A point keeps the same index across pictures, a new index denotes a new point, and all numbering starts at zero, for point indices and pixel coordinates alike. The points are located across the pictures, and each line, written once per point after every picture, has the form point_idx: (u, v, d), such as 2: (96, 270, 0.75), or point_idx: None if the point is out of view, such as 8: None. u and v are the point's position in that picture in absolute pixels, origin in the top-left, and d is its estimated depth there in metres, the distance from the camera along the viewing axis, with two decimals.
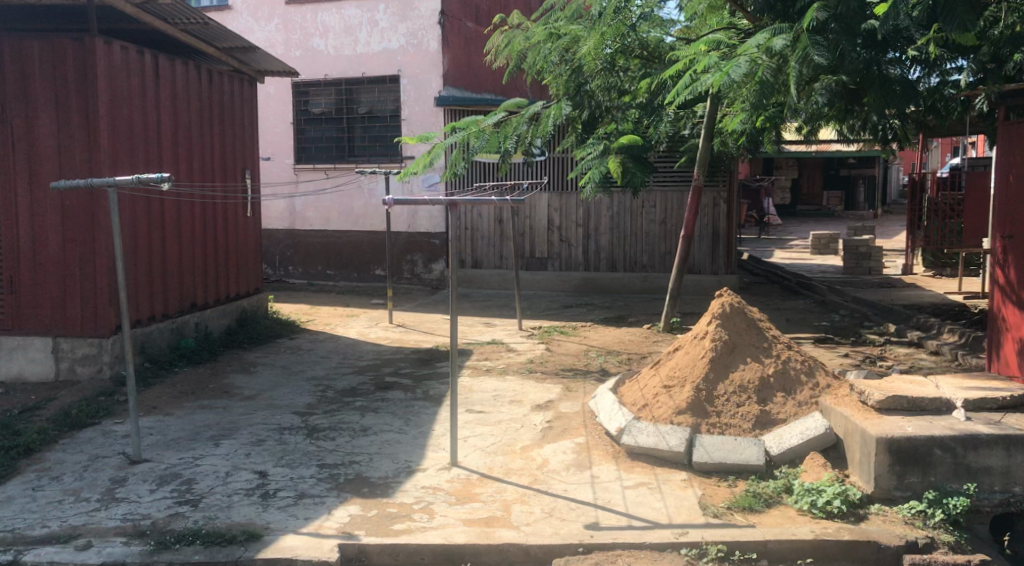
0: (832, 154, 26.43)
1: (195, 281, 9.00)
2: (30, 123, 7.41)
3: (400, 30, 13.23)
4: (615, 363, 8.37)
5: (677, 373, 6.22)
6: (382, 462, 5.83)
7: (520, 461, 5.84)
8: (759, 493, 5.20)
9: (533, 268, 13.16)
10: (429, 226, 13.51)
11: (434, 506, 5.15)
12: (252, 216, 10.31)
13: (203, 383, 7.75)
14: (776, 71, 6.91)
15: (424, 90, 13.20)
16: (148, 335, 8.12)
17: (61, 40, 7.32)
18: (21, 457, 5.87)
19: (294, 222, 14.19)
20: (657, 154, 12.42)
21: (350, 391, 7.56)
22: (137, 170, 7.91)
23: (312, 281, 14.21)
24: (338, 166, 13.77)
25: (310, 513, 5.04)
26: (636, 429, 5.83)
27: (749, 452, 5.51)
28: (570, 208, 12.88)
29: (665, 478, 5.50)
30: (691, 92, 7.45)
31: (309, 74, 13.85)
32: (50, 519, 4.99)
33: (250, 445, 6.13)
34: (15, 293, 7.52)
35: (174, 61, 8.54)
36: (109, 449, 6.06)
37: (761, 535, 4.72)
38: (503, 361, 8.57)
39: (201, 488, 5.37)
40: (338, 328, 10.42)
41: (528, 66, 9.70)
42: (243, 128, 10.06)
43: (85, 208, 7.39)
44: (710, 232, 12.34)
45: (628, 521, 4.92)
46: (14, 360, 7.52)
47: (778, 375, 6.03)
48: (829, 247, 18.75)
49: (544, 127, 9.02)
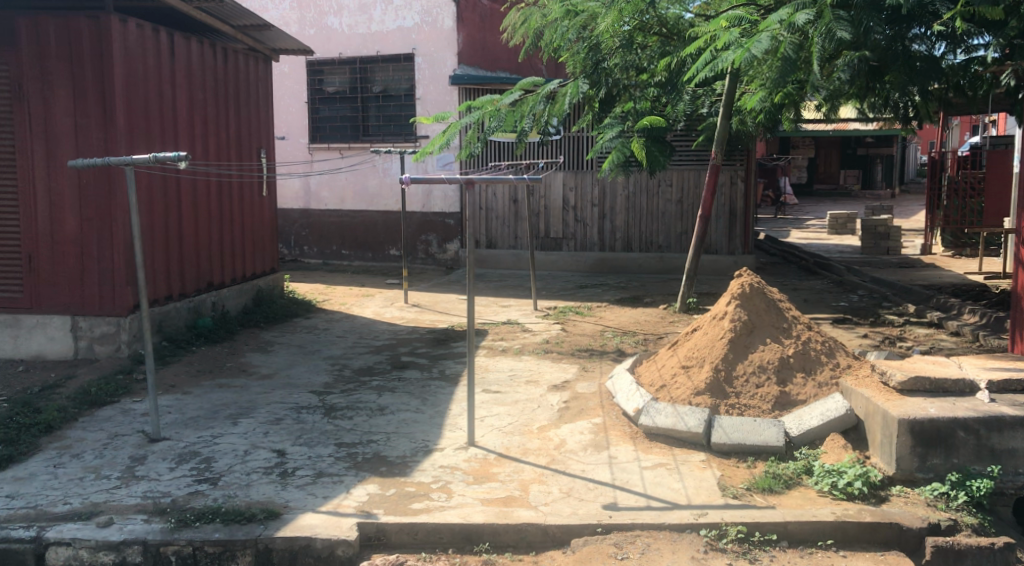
0: (847, 134, 26.23)
1: (211, 261, 9.00)
2: (46, 103, 7.38)
3: (415, 7, 13.10)
4: (632, 344, 8.33)
5: (696, 353, 6.19)
6: (399, 442, 5.83)
7: (537, 442, 5.83)
8: (779, 474, 5.16)
9: (547, 247, 13.12)
10: (443, 206, 13.44)
11: (452, 486, 5.14)
12: (267, 195, 10.28)
13: (222, 361, 7.79)
14: (798, 47, 6.83)
15: (438, 68, 13.10)
16: (166, 314, 8.13)
17: (76, 18, 7.28)
18: (41, 435, 5.91)
19: (309, 202, 14.20)
20: (675, 134, 12.32)
21: (366, 370, 7.59)
22: (153, 148, 7.90)
23: (328, 260, 14.24)
24: (353, 147, 13.72)
25: (328, 492, 5.05)
26: (654, 410, 5.80)
27: (768, 433, 5.46)
28: (586, 187, 12.81)
29: (684, 459, 5.47)
30: (711, 69, 7.34)
31: (323, 52, 13.78)
32: (71, 496, 5.02)
33: (268, 424, 6.14)
34: (33, 270, 7.54)
35: (189, 39, 8.49)
36: (127, 427, 6.09)
37: (782, 516, 4.69)
38: (520, 342, 8.54)
39: (219, 467, 5.39)
40: (353, 308, 10.46)
41: (545, 44, 9.54)
42: (258, 105, 10.01)
43: (102, 186, 7.39)
44: (728, 212, 12.24)
45: (647, 502, 4.90)
46: (33, 338, 7.57)
47: (798, 355, 5.98)
48: (846, 227, 18.55)
49: (561, 106, 8.87)
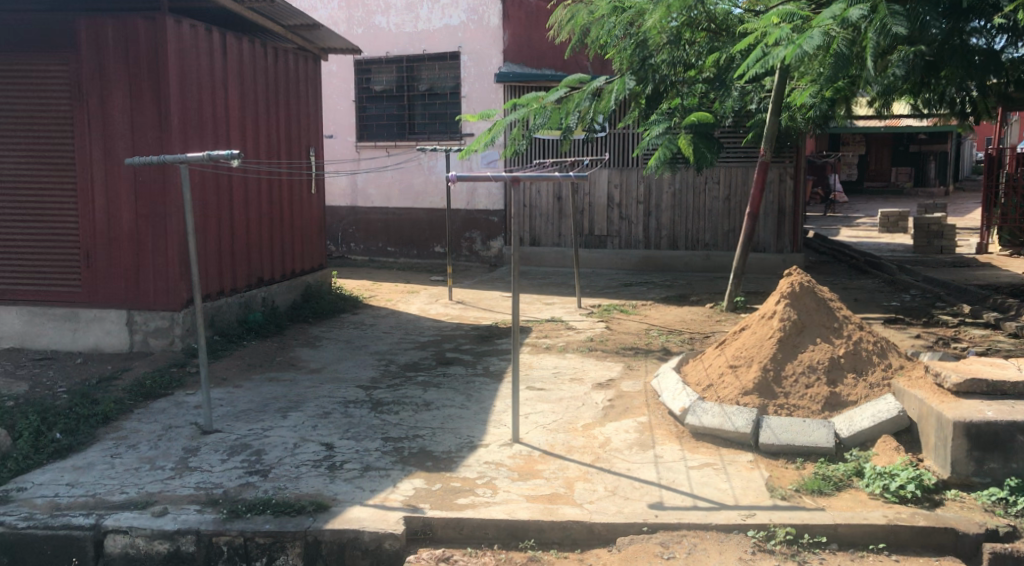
0: (900, 130, 25.63)
1: (262, 257, 9.16)
2: (104, 102, 7.58)
3: (461, 6, 13.16)
4: (678, 343, 8.26)
5: (744, 353, 6.11)
6: (445, 437, 5.87)
7: (582, 440, 5.82)
8: (829, 475, 5.08)
9: (592, 245, 13.07)
10: (488, 204, 13.48)
11: (497, 482, 5.17)
12: (315, 192, 10.42)
13: (272, 355, 7.93)
14: (852, 42, 6.71)
15: (484, 66, 13.14)
16: (218, 308, 8.29)
17: (133, 20, 7.46)
18: (99, 426, 6.09)
19: (355, 200, 14.35)
20: (723, 131, 12.18)
21: (412, 366, 7.65)
22: (206, 146, 8.07)
23: (374, 257, 14.39)
24: (399, 145, 13.84)
25: (376, 486, 5.11)
26: (700, 409, 5.76)
27: (817, 434, 5.39)
28: (631, 184, 12.74)
29: (731, 459, 5.41)
30: (762, 66, 7.25)
31: (370, 51, 13.91)
32: (128, 485, 5.16)
33: (317, 418, 6.24)
34: (90, 266, 7.75)
35: (241, 39, 8.65)
36: (181, 419, 6.23)
37: (832, 518, 4.62)
38: (564, 339, 8.53)
39: (270, 459, 5.49)
40: (399, 304, 10.55)
41: (591, 41, 9.51)
42: (307, 104, 10.15)
43: (157, 183, 7.57)
44: (776, 209, 12.07)
45: (694, 502, 4.87)
46: (91, 332, 7.79)
47: (849, 356, 5.87)
48: (898, 225, 18.14)
49: (607, 102, 8.87)
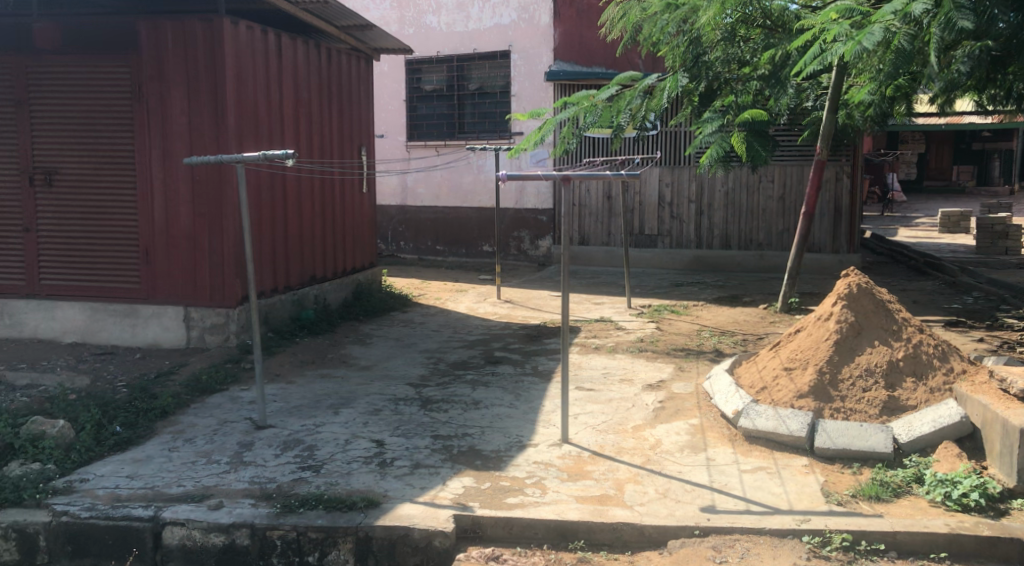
0: (963, 128, 24.87)
1: (314, 255, 9.29)
2: (164, 103, 7.76)
3: (512, 5, 13.16)
4: (730, 344, 8.14)
5: (799, 355, 5.98)
6: (494, 436, 5.87)
7: (632, 441, 5.76)
8: (887, 482, 4.95)
9: (642, 245, 12.95)
10: (537, 203, 13.47)
11: (547, 482, 5.15)
12: (367, 191, 10.53)
13: (323, 352, 8.03)
14: (914, 38, 6.53)
15: (534, 65, 13.13)
16: (272, 305, 8.43)
17: (192, 22, 7.62)
18: (157, 419, 6.23)
19: (405, 199, 14.44)
20: (777, 129, 11.96)
21: (461, 364, 7.68)
22: (261, 146, 8.20)
23: (423, 256, 14.49)
24: (449, 144, 13.90)
25: (425, 483, 5.13)
26: (754, 412, 5.67)
27: (875, 439, 5.26)
28: (683, 183, 12.59)
29: (785, 463, 5.31)
30: (820, 63, 7.11)
31: (421, 51, 14.00)
32: (185, 479, 5.27)
33: (368, 414, 6.29)
34: (149, 263, 7.93)
35: (296, 40, 8.78)
36: (235, 414, 6.34)
37: (891, 525, 4.49)
38: (613, 340, 8.47)
39: (322, 455, 5.55)
40: (448, 302, 10.60)
41: (644, 38, 9.40)
42: (359, 104, 10.25)
43: (214, 183, 7.72)
44: (833, 209, 11.82)
45: (747, 506, 4.78)
46: (150, 328, 7.98)
47: (909, 359, 5.71)
48: (960, 226, 17.61)
49: (659, 101, 8.77)
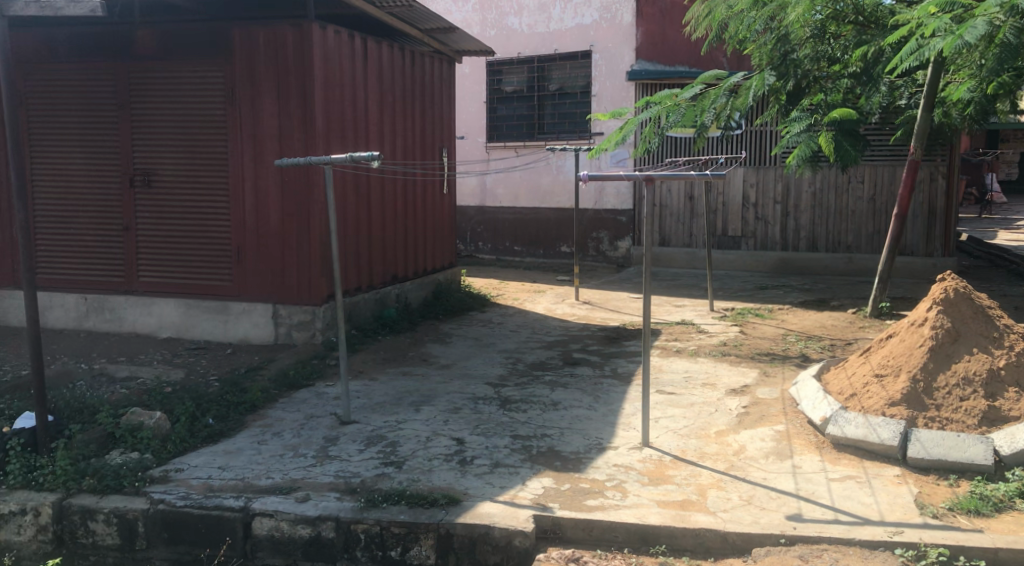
0: None
1: (397, 254, 9.45)
2: (255, 107, 8.02)
3: (594, 5, 13.11)
4: (817, 349, 7.91)
5: (892, 362, 5.77)
6: (573, 437, 5.86)
7: (715, 446, 5.66)
8: (987, 495, 4.73)
9: (725, 246, 12.72)
10: (616, 204, 13.37)
11: (627, 485, 5.10)
12: (447, 192, 10.65)
13: (405, 350, 8.16)
14: (1020, 31, 6.24)
15: (616, 65, 13.05)
16: (356, 303, 8.61)
17: (282, 27, 7.84)
18: (247, 413, 6.45)
19: (484, 200, 14.54)
20: (868, 128, 11.57)
21: (540, 365, 7.68)
22: (347, 148, 8.39)
23: (502, 256, 14.58)
24: (529, 145, 13.95)
25: (505, 482, 5.16)
26: (843, 420, 5.50)
27: (973, 450, 5.04)
28: (768, 183, 12.30)
29: (876, 473, 5.13)
30: (917, 58, 6.87)
31: (502, 52, 14.09)
32: (273, 471, 5.43)
33: (448, 412, 6.37)
34: (240, 261, 8.21)
35: (381, 44, 8.94)
36: (321, 410, 6.50)
37: (991, 541, 4.29)
38: (694, 343, 8.34)
39: (404, 451, 5.64)
40: (526, 303, 10.63)
41: (731, 36, 9.21)
42: (441, 106, 10.38)
43: (302, 183, 7.94)
44: (927, 210, 11.37)
45: (835, 515, 4.64)
46: (241, 324, 8.25)
47: (1010, 368, 5.45)
48: None
49: (744, 98, 8.59)
